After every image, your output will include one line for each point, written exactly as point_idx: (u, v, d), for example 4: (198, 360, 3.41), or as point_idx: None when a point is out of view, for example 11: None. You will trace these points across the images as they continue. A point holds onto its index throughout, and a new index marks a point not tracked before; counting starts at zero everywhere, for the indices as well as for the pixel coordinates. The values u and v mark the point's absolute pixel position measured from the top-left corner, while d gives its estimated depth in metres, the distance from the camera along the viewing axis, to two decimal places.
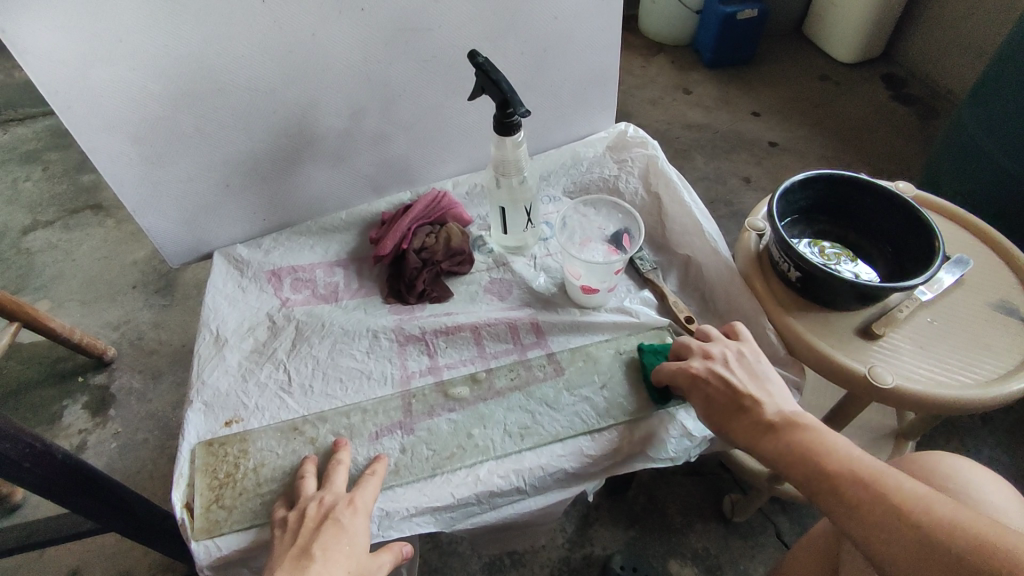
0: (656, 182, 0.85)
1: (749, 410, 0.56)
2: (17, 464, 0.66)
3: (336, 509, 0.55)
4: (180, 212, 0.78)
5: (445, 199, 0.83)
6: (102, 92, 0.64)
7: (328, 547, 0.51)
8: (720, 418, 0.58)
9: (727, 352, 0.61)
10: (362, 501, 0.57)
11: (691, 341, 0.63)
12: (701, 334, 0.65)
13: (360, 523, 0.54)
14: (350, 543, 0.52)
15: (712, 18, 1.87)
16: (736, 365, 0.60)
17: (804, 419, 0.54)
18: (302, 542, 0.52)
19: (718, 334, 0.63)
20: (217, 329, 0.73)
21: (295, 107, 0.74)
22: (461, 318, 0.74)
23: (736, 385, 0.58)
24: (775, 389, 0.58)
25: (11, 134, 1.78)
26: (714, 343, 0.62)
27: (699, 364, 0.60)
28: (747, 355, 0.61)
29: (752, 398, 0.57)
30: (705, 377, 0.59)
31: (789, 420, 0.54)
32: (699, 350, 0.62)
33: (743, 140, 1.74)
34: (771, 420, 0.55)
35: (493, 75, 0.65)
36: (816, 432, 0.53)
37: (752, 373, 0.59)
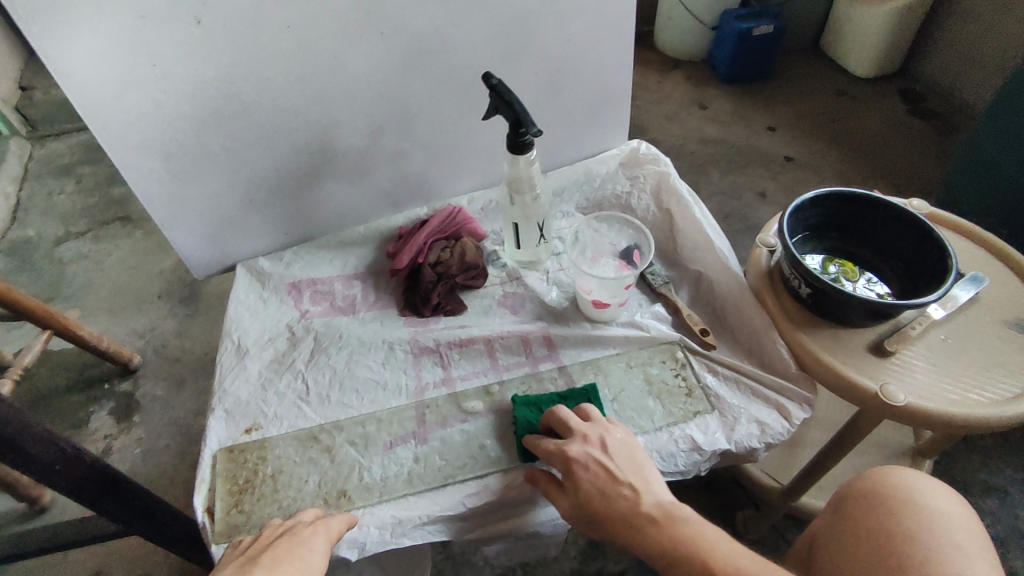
0: (668, 198, 0.86)
1: (624, 501, 0.55)
2: (49, 466, 0.69)
3: (295, 528, 0.55)
4: (205, 226, 0.81)
5: (460, 215, 0.85)
6: (136, 114, 0.68)
7: (279, 558, 0.51)
8: (591, 507, 0.56)
9: (605, 437, 0.60)
10: (327, 525, 0.56)
11: (570, 418, 0.62)
12: (581, 413, 0.63)
13: (320, 544, 0.54)
14: (301, 560, 0.52)
15: (728, 34, 1.88)
16: (618, 452, 0.58)
17: (679, 509, 0.54)
18: (256, 553, 0.53)
19: (598, 416, 0.62)
20: (239, 339, 0.76)
21: (316, 128, 0.77)
22: (475, 331, 0.76)
23: (613, 472, 0.57)
24: (650, 476, 0.57)
25: (46, 148, 1.85)
26: (593, 427, 0.61)
27: (577, 449, 0.59)
28: (626, 441, 0.60)
29: (628, 488, 0.56)
30: (584, 462, 0.58)
31: (667, 511, 0.54)
32: (579, 433, 0.60)
33: (759, 155, 1.75)
34: (648, 512, 0.54)
35: (506, 97, 0.67)
36: (693, 525, 0.53)
37: (631, 461, 0.58)
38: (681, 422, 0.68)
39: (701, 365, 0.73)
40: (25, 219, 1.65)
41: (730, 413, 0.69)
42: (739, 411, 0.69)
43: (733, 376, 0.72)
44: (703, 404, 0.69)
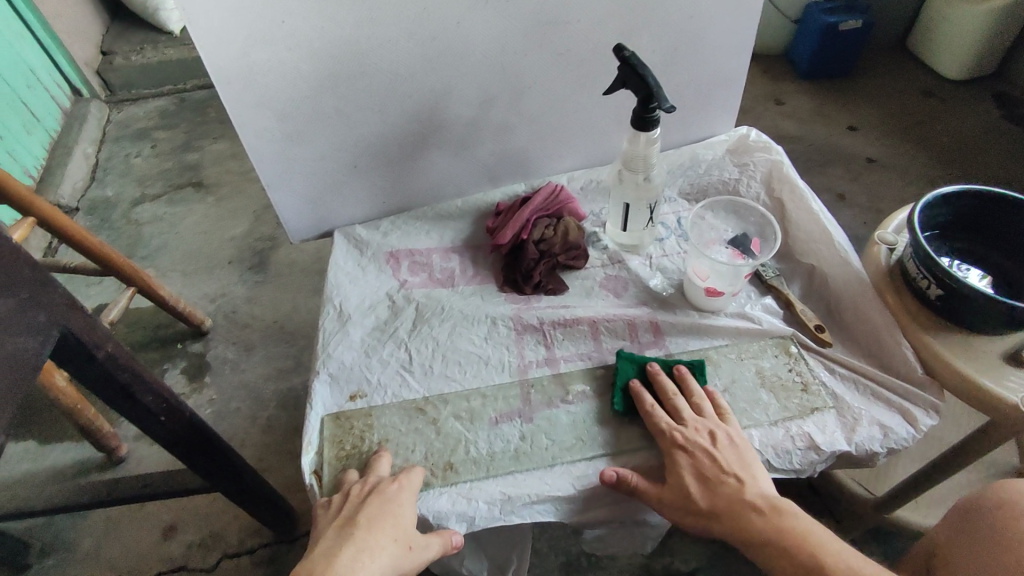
0: (780, 188, 0.83)
1: (730, 490, 0.56)
2: (156, 416, 0.70)
3: (379, 486, 0.58)
4: (308, 190, 0.81)
5: (563, 193, 0.83)
6: (259, 71, 0.67)
7: (375, 517, 0.54)
8: (699, 487, 0.57)
9: (719, 429, 0.61)
10: (409, 480, 0.59)
11: (683, 403, 0.63)
12: (693, 399, 0.64)
13: (406, 499, 0.57)
14: (397, 516, 0.55)
15: (812, 27, 1.81)
16: (725, 443, 0.59)
17: (786, 504, 0.55)
18: (347, 513, 0.56)
19: (710, 409, 0.63)
20: (341, 304, 0.75)
21: (429, 95, 0.76)
22: (579, 312, 0.74)
23: (723, 462, 0.58)
24: (757, 471, 0.58)
25: (124, 112, 1.89)
26: (704, 417, 0.62)
27: (687, 434, 0.60)
28: (732, 432, 0.61)
29: (734, 478, 0.57)
30: (690, 448, 0.59)
31: (774, 504, 0.55)
32: (689, 420, 0.61)
33: (838, 155, 1.68)
34: (754, 503, 0.55)
35: (640, 70, 0.64)
36: (801, 521, 0.54)
37: (737, 454, 0.59)
38: (798, 418, 0.65)
39: (817, 362, 0.70)
40: (103, 180, 1.69)
41: (850, 413, 0.65)
42: (860, 412, 0.65)
43: (851, 375, 0.69)
44: (821, 400, 0.66)
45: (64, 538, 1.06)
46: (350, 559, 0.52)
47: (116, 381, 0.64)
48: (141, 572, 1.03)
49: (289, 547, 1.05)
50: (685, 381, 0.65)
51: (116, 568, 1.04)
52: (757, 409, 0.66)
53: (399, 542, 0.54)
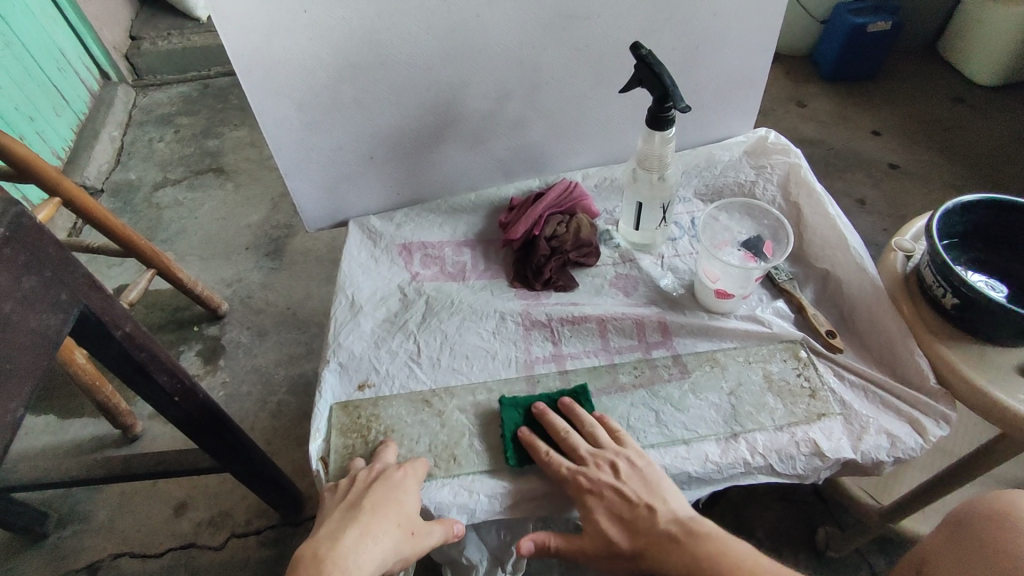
0: (796, 191, 0.82)
1: (643, 522, 0.56)
2: (169, 397, 0.71)
3: (384, 473, 0.58)
4: (325, 179, 0.82)
5: (576, 190, 0.83)
6: (280, 60, 0.68)
7: (379, 502, 0.55)
8: (618, 528, 0.56)
9: (618, 460, 0.59)
10: (413, 468, 0.60)
11: (578, 444, 0.61)
12: (586, 433, 0.62)
13: (409, 486, 0.58)
14: (401, 503, 0.56)
15: (839, 29, 1.78)
16: (628, 472, 0.58)
17: (698, 524, 0.55)
18: (351, 498, 0.57)
19: (606, 438, 0.61)
20: (353, 294, 0.76)
21: (447, 88, 0.76)
22: (588, 309, 0.74)
23: (630, 498, 0.57)
24: (669, 491, 0.58)
25: (149, 98, 1.92)
26: (605, 449, 0.60)
27: (588, 479, 0.58)
28: (631, 455, 0.60)
29: (645, 508, 0.56)
30: (597, 490, 0.57)
31: (687, 527, 0.55)
32: (586, 458, 0.60)
33: (860, 159, 1.66)
34: (670, 532, 0.54)
35: (656, 69, 0.64)
36: (717, 539, 0.54)
37: (642, 480, 0.58)
38: (803, 423, 0.65)
39: (826, 369, 0.69)
40: (127, 163, 1.72)
41: (857, 421, 0.65)
42: (867, 420, 0.65)
43: (860, 383, 0.68)
44: (829, 407, 0.66)
45: (78, 511, 1.09)
46: (354, 541, 0.53)
47: (133, 360, 0.65)
48: (152, 548, 1.06)
49: (296, 530, 1.07)
50: (572, 411, 0.64)
51: (128, 543, 1.06)
52: (763, 413, 0.65)
53: (402, 527, 0.54)
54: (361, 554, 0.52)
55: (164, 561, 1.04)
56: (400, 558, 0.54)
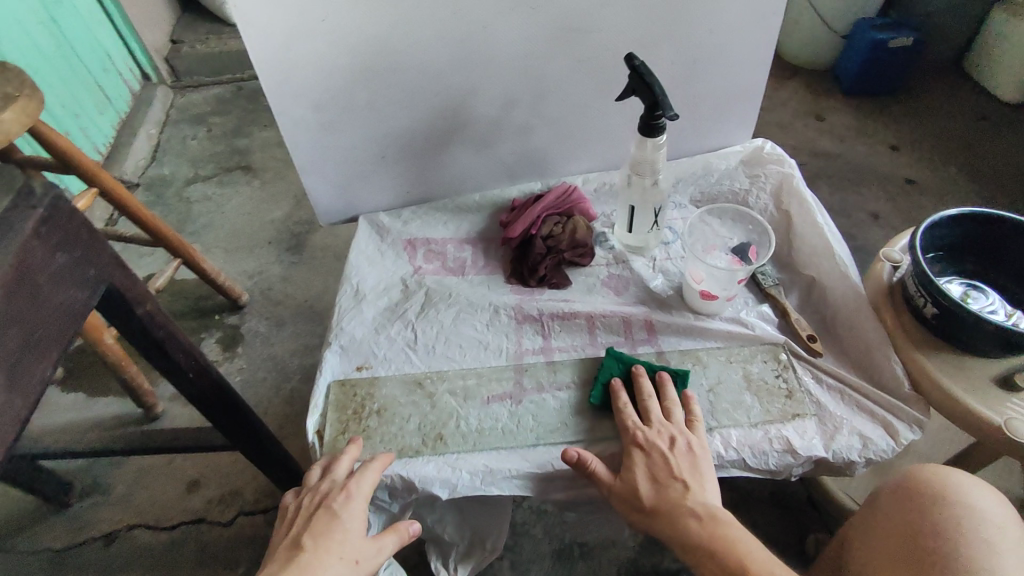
0: (788, 200, 0.84)
1: (674, 494, 0.59)
2: (185, 372, 0.77)
3: (329, 496, 0.58)
4: (338, 175, 0.87)
5: (575, 193, 0.87)
6: (300, 64, 0.74)
7: (320, 536, 0.54)
8: (649, 484, 0.60)
9: (681, 436, 0.63)
10: (360, 482, 0.59)
11: (653, 407, 0.65)
12: (665, 407, 0.66)
13: (356, 505, 0.58)
14: (343, 531, 0.55)
15: (859, 44, 1.79)
16: (683, 449, 0.62)
17: (725, 515, 0.57)
18: (295, 533, 0.56)
19: (681, 417, 0.65)
20: (357, 284, 0.81)
21: (455, 93, 0.80)
22: (578, 306, 0.78)
23: (673, 467, 0.60)
24: (709, 481, 0.60)
25: (185, 98, 2.02)
26: (674, 423, 0.64)
27: (648, 437, 0.63)
28: (694, 440, 0.63)
29: (681, 483, 0.59)
30: (649, 448, 0.62)
31: (714, 512, 0.58)
32: (655, 422, 0.64)
33: (875, 174, 1.66)
34: (695, 509, 0.58)
35: (647, 79, 0.68)
36: (737, 532, 0.56)
37: (691, 460, 0.61)
38: (778, 422, 0.67)
39: (805, 371, 0.71)
40: (162, 159, 1.82)
41: (831, 421, 0.67)
42: (841, 421, 0.67)
43: (837, 386, 0.70)
44: (804, 407, 0.68)
45: (101, 483, 1.16)
46: None
47: (153, 336, 0.71)
48: (165, 521, 1.12)
49: None
50: (666, 388, 0.67)
51: (144, 515, 1.13)
52: (739, 410, 0.68)
53: (346, 559, 0.54)
54: None
55: (176, 534, 1.10)
56: None
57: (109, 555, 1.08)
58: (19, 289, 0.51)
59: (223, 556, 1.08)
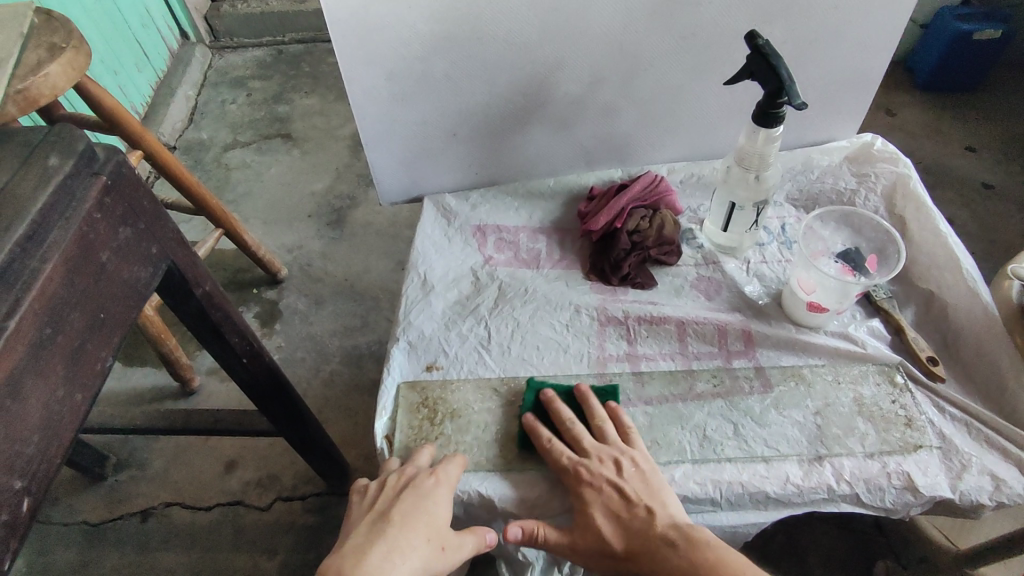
0: (902, 204, 0.77)
1: (642, 525, 0.53)
2: (238, 357, 0.71)
3: (417, 477, 0.56)
4: (404, 152, 0.80)
5: (662, 184, 0.79)
6: (376, 28, 0.66)
7: (408, 514, 0.54)
8: (612, 524, 0.54)
9: (620, 457, 0.57)
10: (446, 473, 0.57)
11: (585, 437, 0.59)
12: (596, 429, 0.60)
13: (441, 495, 0.55)
14: (430, 514, 0.54)
15: (940, 35, 1.66)
16: (630, 471, 0.56)
17: (697, 531, 0.53)
18: (381, 507, 0.55)
19: (614, 436, 0.59)
20: (425, 273, 0.75)
21: (540, 68, 0.73)
22: (668, 311, 0.72)
23: (630, 496, 0.55)
24: (670, 497, 0.56)
25: (224, 59, 1.96)
26: (610, 447, 0.58)
27: (591, 471, 0.56)
28: (637, 456, 0.58)
29: (644, 510, 0.54)
30: (597, 482, 0.55)
31: (686, 533, 0.52)
32: (591, 450, 0.58)
33: (951, 176, 1.56)
34: (668, 537, 0.52)
35: (772, 60, 0.59)
36: (716, 548, 0.52)
37: (644, 480, 0.56)
38: (897, 454, 0.60)
39: (924, 397, 0.64)
40: (200, 123, 1.76)
41: (957, 458, 0.60)
42: (969, 459, 0.60)
43: (962, 417, 0.62)
44: (926, 438, 0.61)
45: (136, 457, 1.13)
46: (381, 558, 0.51)
47: (208, 319, 0.65)
48: (201, 500, 1.09)
49: (339, 500, 1.08)
50: (586, 403, 0.62)
51: (179, 493, 1.09)
52: (852, 438, 0.61)
53: (432, 543, 0.53)
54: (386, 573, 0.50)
55: (213, 514, 1.07)
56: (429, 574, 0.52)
57: (143, 532, 1.05)
58: (81, 267, 0.45)
59: (261, 542, 1.04)
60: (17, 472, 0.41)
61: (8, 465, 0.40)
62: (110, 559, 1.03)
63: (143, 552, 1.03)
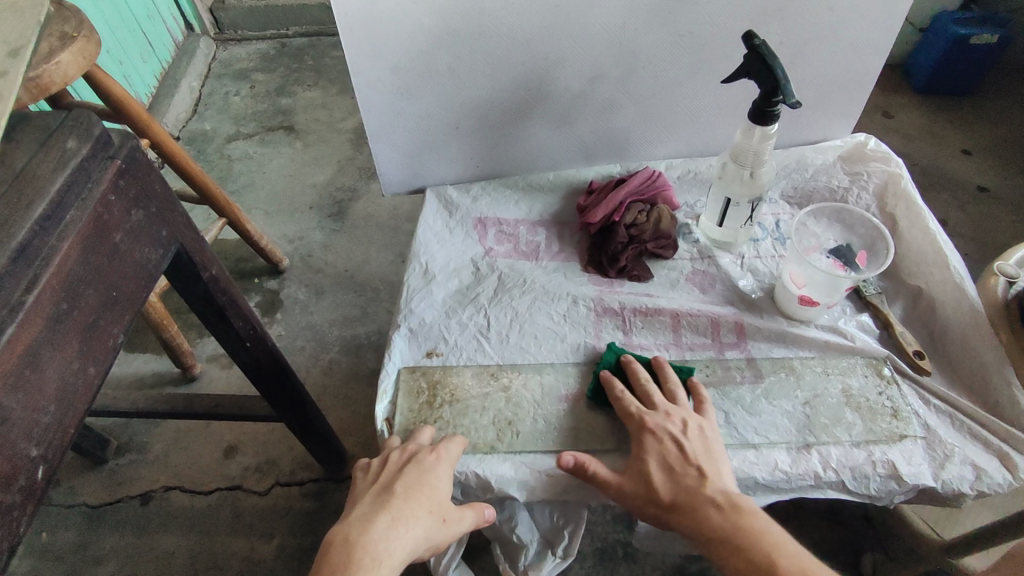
0: (893, 202, 0.79)
1: (693, 482, 0.55)
2: (242, 341, 0.73)
3: (419, 454, 0.58)
4: (408, 144, 0.82)
5: (659, 179, 0.81)
6: (383, 20, 0.68)
7: (411, 487, 0.55)
8: (666, 475, 0.56)
9: (686, 420, 0.59)
10: (447, 451, 0.59)
11: (654, 393, 0.62)
12: (666, 391, 0.63)
13: (442, 471, 0.57)
14: (431, 488, 0.56)
15: (938, 39, 1.68)
16: (694, 432, 0.59)
17: (742, 500, 0.54)
18: (384, 480, 0.57)
19: (683, 400, 0.62)
20: (426, 263, 0.76)
21: (542, 63, 0.74)
22: (663, 303, 0.73)
23: (687, 454, 0.57)
24: (725, 469, 0.57)
25: (228, 52, 1.97)
26: (676, 408, 0.61)
27: (655, 422, 0.59)
28: (704, 423, 0.60)
29: (699, 468, 0.56)
30: (659, 433, 0.58)
31: (733, 500, 0.54)
32: (659, 406, 0.61)
33: (946, 179, 1.57)
34: (715, 497, 0.54)
35: (769, 60, 0.61)
36: (755, 517, 0.52)
37: (704, 443, 0.58)
38: (882, 443, 0.62)
39: (910, 390, 0.66)
40: (203, 114, 1.77)
41: (941, 448, 0.62)
42: (952, 449, 0.61)
43: (946, 409, 0.64)
44: (910, 429, 0.63)
45: (137, 442, 1.14)
46: (385, 527, 0.53)
47: (214, 303, 0.67)
48: (202, 485, 1.10)
49: (337, 486, 1.10)
50: (660, 369, 0.65)
51: (180, 477, 1.11)
52: (839, 427, 0.63)
53: (434, 514, 0.55)
54: (391, 542, 0.52)
55: (212, 498, 1.09)
56: (431, 544, 0.54)
57: (144, 515, 1.07)
58: (95, 246, 0.46)
59: (259, 527, 1.06)
60: (34, 440, 0.42)
61: (27, 433, 0.42)
62: (110, 542, 1.04)
63: (143, 534, 1.05)
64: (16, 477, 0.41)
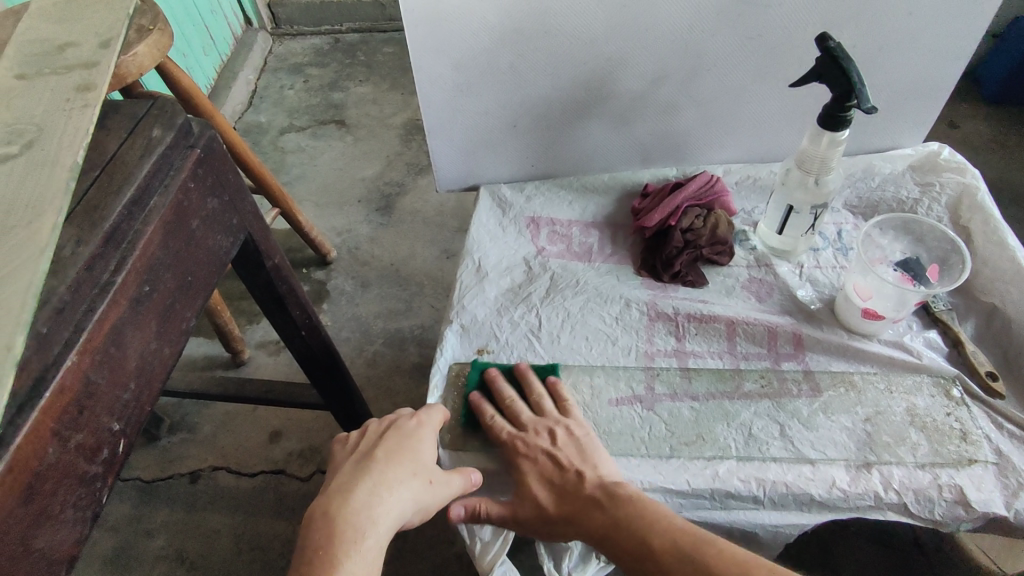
0: (968, 216, 0.75)
1: (572, 486, 0.56)
2: (297, 330, 0.75)
3: (398, 421, 0.60)
4: (465, 141, 0.82)
5: (717, 185, 0.80)
6: (449, 17, 0.68)
7: (393, 450, 0.56)
8: (551, 492, 0.56)
9: (557, 426, 0.60)
10: (428, 417, 0.60)
11: (520, 410, 0.62)
12: (534, 403, 0.63)
13: (423, 434, 0.59)
14: (411, 449, 0.57)
15: (1012, 46, 1.60)
16: (565, 438, 0.59)
17: (621, 488, 0.54)
18: (364, 449, 0.58)
19: (551, 407, 0.62)
20: (479, 260, 0.77)
21: (604, 64, 0.74)
22: (718, 309, 0.72)
23: (563, 462, 0.57)
24: (604, 459, 0.58)
25: (285, 46, 2.02)
26: (545, 417, 0.61)
27: (527, 441, 0.59)
28: (572, 424, 0.61)
29: (574, 472, 0.57)
30: (532, 453, 0.58)
31: (609, 491, 0.54)
32: (528, 424, 0.61)
33: (1016, 195, 1.50)
34: (593, 496, 0.55)
35: (844, 63, 0.59)
36: (634, 502, 0.53)
37: (579, 447, 0.59)
38: (949, 467, 0.59)
39: (981, 412, 0.63)
40: (259, 106, 1.82)
41: (1015, 476, 0.58)
42: None
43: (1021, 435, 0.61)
44: (980, 453, 0.60)
45: (187, 422, 1.19)
46: (367, 492, 0.53)
47: (275, 291, 0.68)
48: (247, 467, 1.14)
49: None
50: (524, 379, 0.65)
51: (226, 458, 1.15)
52: (902, 447, 0.61)
53: (419, 476, 0.55)
54: (374, 506, 0.52)
55: (257, 481, 1.12)
56: (418, 506, 0.54)
57: (192, 493, 1.11)
58: (175, 232, 0.48)
59: (300, 511, 1.09)
60: (116, 415, 0.44)
61: (109, 408, 0.43)
62: (160, 516, 1.08)
63: (191, 511, 1.09)
64: (100, 448, 0.43)
